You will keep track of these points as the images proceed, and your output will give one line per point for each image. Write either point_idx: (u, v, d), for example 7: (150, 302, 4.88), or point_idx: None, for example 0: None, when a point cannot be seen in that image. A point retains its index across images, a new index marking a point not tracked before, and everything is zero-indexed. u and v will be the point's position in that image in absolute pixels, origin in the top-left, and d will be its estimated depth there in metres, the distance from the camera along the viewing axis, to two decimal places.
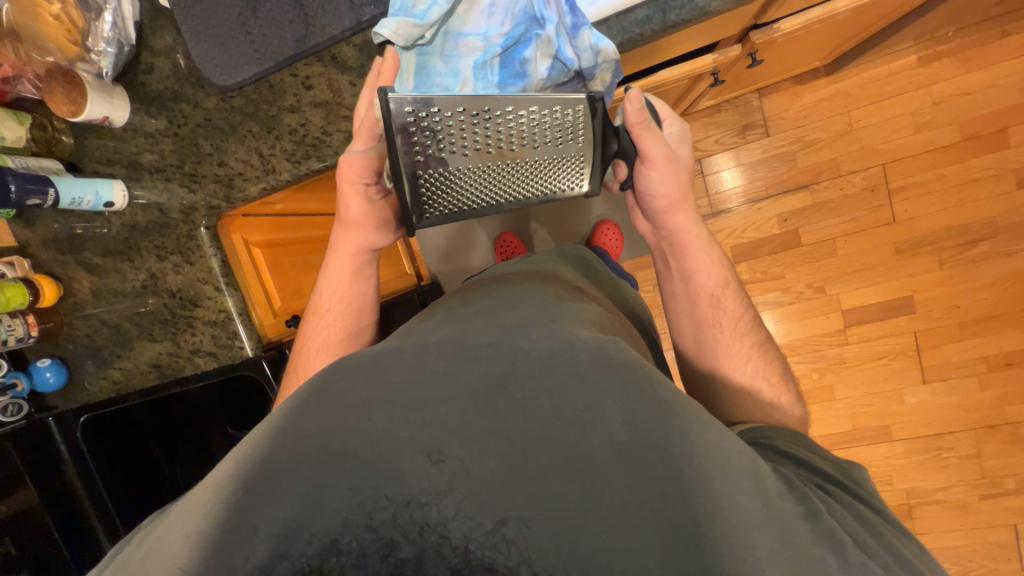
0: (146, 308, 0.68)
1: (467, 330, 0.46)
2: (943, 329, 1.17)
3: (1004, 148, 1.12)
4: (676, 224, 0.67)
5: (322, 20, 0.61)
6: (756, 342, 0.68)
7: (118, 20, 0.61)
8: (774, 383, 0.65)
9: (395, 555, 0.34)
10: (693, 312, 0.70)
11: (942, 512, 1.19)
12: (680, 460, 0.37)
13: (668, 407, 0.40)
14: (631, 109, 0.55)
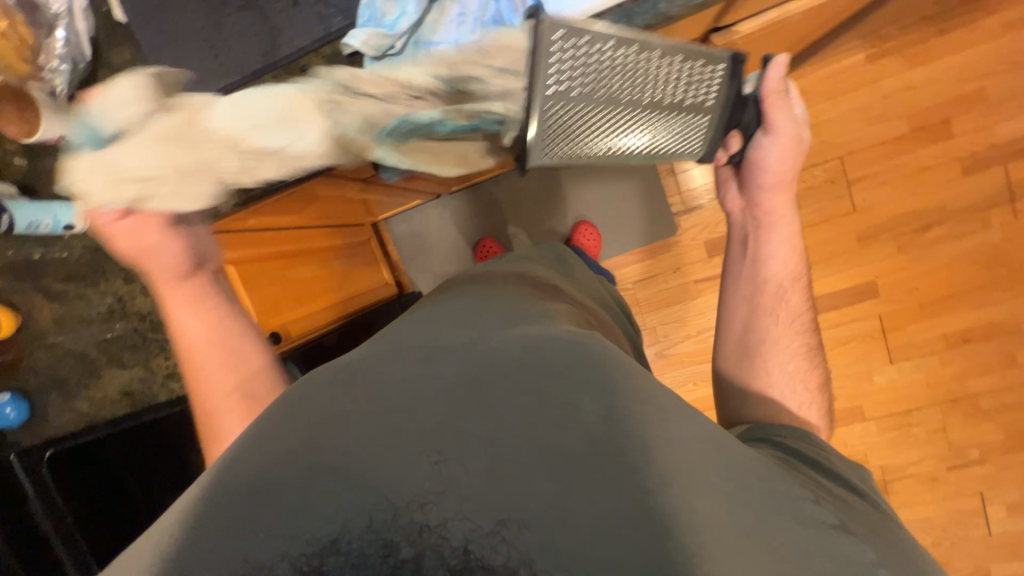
0: (113, 333, 0.71)
1: (446, 335, 0.44)
2: (903, 310, 1.18)
3: (949, 139, 1.13)
4: (770, 206, 0.67)
5: (288, 32, 0.55)
6: (803, 345, 0.64)
7: (71, 36, 0.60)
8: (810, 389, 0.61)
9: (396, 555, 0.29)
10: (752, 300, 0.67)
11: (914, 484, 1.21)
12: (681, 448, 0.33)
13: (646, 398, 0.35)
14: (772, 76, 0.58)
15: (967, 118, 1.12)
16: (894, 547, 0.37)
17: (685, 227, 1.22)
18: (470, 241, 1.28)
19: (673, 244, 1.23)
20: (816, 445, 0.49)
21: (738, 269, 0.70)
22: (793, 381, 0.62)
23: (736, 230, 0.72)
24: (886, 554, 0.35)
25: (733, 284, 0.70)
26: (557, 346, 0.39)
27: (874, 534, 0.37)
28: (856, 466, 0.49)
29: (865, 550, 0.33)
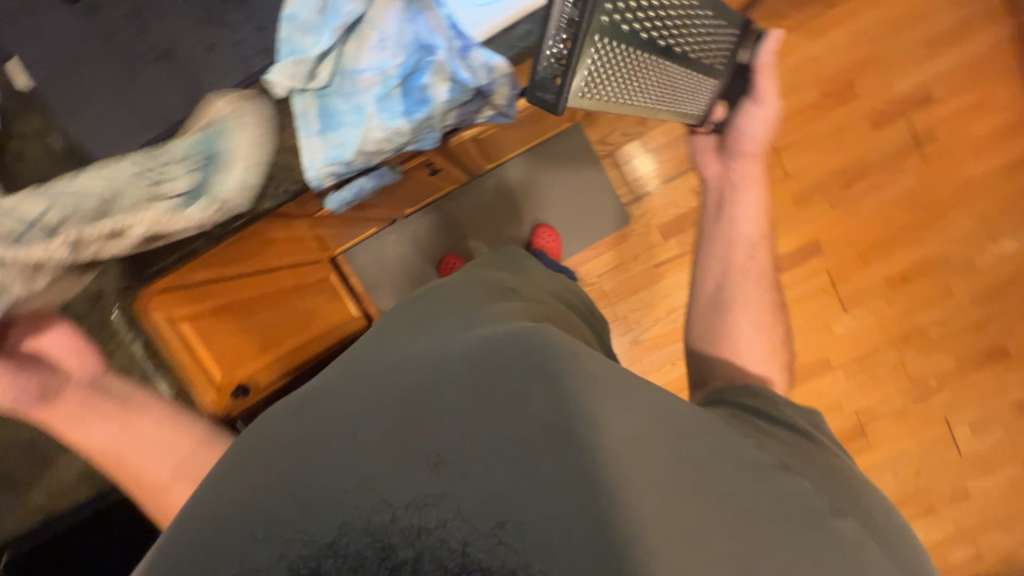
0: None
1: (407, 351, 0.45)
2: (847, 261, 1.26)
3: (856, 99, 1.23)
4: (742, 172, 0.75)
5: (208, 77, 0.54)
6: (770, 301, 0.69)
7: None
8: (774, 343, 0.65)
9: (395, 556, 0.30)
10: (726, 257, 0.71)
11: (888, 421, 1.28)
12: (639, 417, 0.36)
13: (591, 375, 0.37)
14: (766, 47, 0.68)
15: (867, 79, 1.23)
16: (830, 475, 0.42)
17: (637, 215, 1.26)
18: (432, 261, 1.27)
19: (629, 234, 1.27)
20: (771, 402, 0.52)
21: (713, 231, 0.74)
22: (759, 336, 0.66)
23: (715, 196, 0.77)
24: (825, 481, 0.40)
25: (707, 251, 0.73)
26: (511, 341, 0.40)
27: (816, 471, 0.42)
28: (812, 415, 0.53)
29: (804, 483, 0.38)
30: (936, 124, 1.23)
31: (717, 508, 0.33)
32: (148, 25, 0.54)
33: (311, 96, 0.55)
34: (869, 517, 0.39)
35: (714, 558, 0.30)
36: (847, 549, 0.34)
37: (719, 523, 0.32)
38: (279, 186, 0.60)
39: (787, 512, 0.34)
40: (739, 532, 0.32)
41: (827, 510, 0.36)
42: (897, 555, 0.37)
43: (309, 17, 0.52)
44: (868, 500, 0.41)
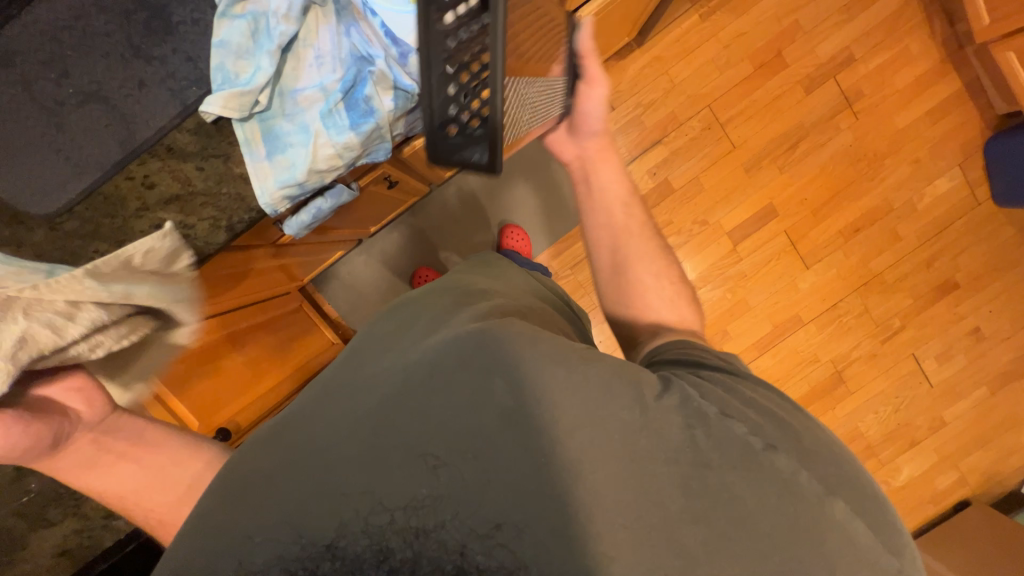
0: (30, 494, 0.59)
1: (375, 367, 0.49)
2: (802, 220, 1.32)
3: (786, 67, 1.30)
4: (590, 147, 0.73)
5: (142, 114, 0.52)
6: (659, 245, 0.70)
7: None
8: (676, 282, 0.67)
9: (393, 558, 0.36)
10: (609, 227, 0.70)
11: (862, 365, 1.35)
12: (585, 399, 0.42)
13: (538, 366, 0.42)
14: (584, 37, 0.63)
15: (794, 46, 1.29)
16: (779, 413, 0.44)
17: None
18: (404, 276, 1.26)
19: None
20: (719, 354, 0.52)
21: (588, 203, 0.73)
22: (661, 282, 0.67)
23: (576, 173, 0.75)
24: (772, 424, 0.43)
25: (590, 223, 0.72)
26: (469, 343, 0.44)
27: (760, 402, 0.44)
28: (726, 357, 0.52)
29: (741, 424, 0.42)
30: (861, 82, 1.31)
31: (653, 464, 0.40)
32: (70, 68, 0.52)
33: (253, 121, 0.54)
34: (808, 443, 0.42)
35: (647, 506, 0.40)
36: (773, 475, 0.40)
37: (656, 473, 0.40)
38: (233, 217, 0.58)
39: (717, 455, 0.40)
40: (669, 480, 0.40)
41: (762, 444, 0.41)
42: (830, 470, 0.41)
43: (242, 40, 0.50)
44: (808, 423, 0.44)
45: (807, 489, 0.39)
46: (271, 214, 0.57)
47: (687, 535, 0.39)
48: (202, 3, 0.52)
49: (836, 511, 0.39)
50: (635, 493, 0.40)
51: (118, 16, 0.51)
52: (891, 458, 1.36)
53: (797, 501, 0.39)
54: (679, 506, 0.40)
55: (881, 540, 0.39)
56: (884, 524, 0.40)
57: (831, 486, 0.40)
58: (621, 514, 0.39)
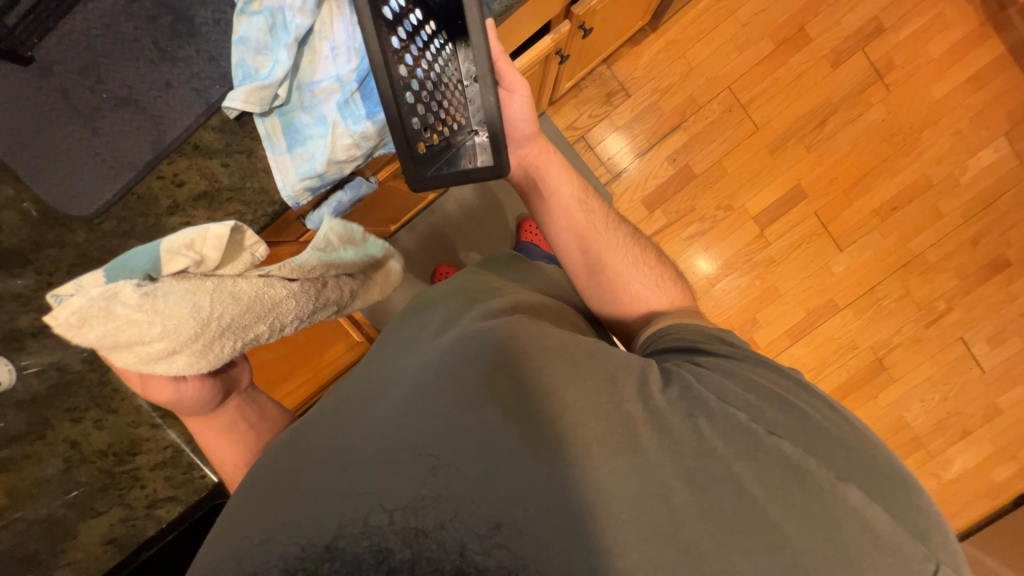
0: (80, 484, 0.63)
1: (383, 369, 0.50)
2: (833, 200, 1.27)
3: (810, 42, 1.25)
4: (534, 154, 0.68)
5: (171, 113, 0.54)
6: (627, 233, 0.68)
7: (199, 259, 0.40)
8: (653, 265, 0.66)
9: (393, 558, 0.32)
10: (572, 227, 0.67)
11: (905, 351, 1.28)
12: (589, 391, 0.42)
13: (546, 359, 0.44)
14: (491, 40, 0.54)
15: (818, 21, 1.24)
16: (784, 401, 0.42)
17: (619, 193, 1.28)
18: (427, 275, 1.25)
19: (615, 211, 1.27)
20: (723, 336, 0.51)
21: (545, 212, 0.69)
22: (640, 268, 0.65)
23: (521, 182, 0.70)
24: (775, 409, 0.42)
25: (554, 232, 0.69)
26: (479, 340, 0.45)
27: (762, 386, 0.43)
28: (716, 332, 0.52)
29: (741, 410, 0.41)
30: (892, 52, 1.25)
31: (657, 455, 0.39)
32: (104, 74, 0.54)
33: (274, 117, 0.56)
34: (815, 425, 0.41)
35: (653, 497, 0.37)
36: (779, 461, 0.38)
37: (662, 465, 0.38)
38: (257, 211, 0.60)
39: (722, 443, 0.39)
40: (673, 471, 0.38)
41: (764, 429, 0.40)
42: (839, 453, 0.39)
43: (259, 36, 0.52)
44: (824, 410, 0.42)
45: (816, 474, 0.38)
46: (294, 206, 0.59)
47: (696, 530, 0.36)
48: (223, 3, 0.54)
49: (849, 495, 0.37)
50: (644, 485, 0.38)
51: (146, 20, 0.54)
52: (941, 449, 1.28)
53: (808, 488, 0.37)
54: (683, 500, 0.37)
55: (904, 525, 0.37)
56: (908, 510, 0.38)
57: (839, 470, 0.38)
58: (630, 514, 0.37)
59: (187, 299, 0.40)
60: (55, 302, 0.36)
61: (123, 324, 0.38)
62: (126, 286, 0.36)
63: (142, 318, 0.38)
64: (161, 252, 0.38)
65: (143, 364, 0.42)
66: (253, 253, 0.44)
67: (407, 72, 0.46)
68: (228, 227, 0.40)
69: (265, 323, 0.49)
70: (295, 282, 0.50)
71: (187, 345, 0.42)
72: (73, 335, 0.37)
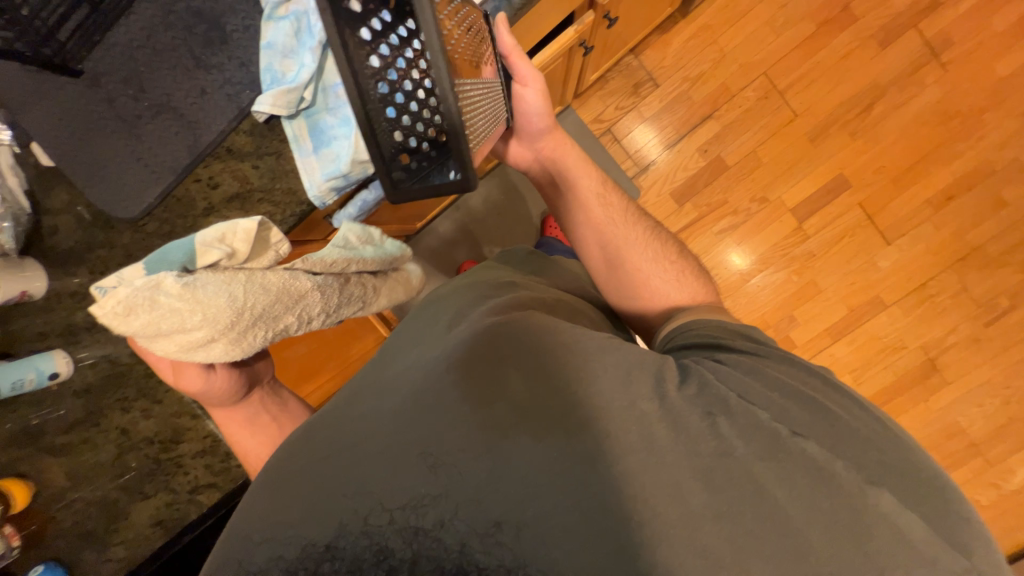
0: (130, 469, 0.67)
1: (394, 362, 0.51)
2: (879, 190, 1.19)
3: (855, 21, 1.17)
4: (553, 147, 0.67)
5: (205, 119, 0.57)
6: (647, 227, 0.66)
7: (230, 252, 0.42)
8: (674, 261, 0.63)
9: (393, 557, 0.35)
10: (590, 222, 0.66)
11: (960, 352, 1.19)
12: (603, 387, 0.41)
13: (561, 353, 0.43)
14: (501, 36, 0.54)
15: None
16: (810, 400, 0.40)
17: (646, 186, 1.24)
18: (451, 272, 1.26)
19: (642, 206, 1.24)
20: (746, 332, 0.49)
21: (564, 206, 0.68)
22: (660, 263, 0.63)
23: (538, 176, 0.70)
24: (800, 409, 0.39)
25: (573, 226, 0.68)
26: (490, 334, 0.45)
27: (787, 385, 0.41)
28: (740, 328, 0.50)
29: (764, 410, 0.39)
30: (950, 28, 1.15)
31: (673, 456, 0.37)
32: (144, 83, 0.57)
33: (301, 119, 0.57)
34: (844, 425, 0.39)
35: (669, 497, 0.36)
36: (804, 463, 0.36)
37: (678, 465, 0.37)
38: (285, 211, 0.61)
39: (742, 443, 0.38)
40: (689, 471, 0.37)
41: (788, 429, 0.38)
42: (870, 456, 0.37)
43: (286, 40, 0.54)
44: (853, 409, 0.40)
45: (843, 478, 0.36)
46: (320, 206, 0.60)
47: (712, 533, 0.35)
48: (252, 11, 0.56)
49: (882, 502, 0.35)
50: (658, 486, 0.37)
51: (182, 30, 0.56)
52: (1001, 458, 1.18)
53: (835, 493, 0.35)
54: (701, 501, 0.36)
55: (940, 535, 0.35)
56: (945, 517, 0.35)
57: (868, 474, 0.36)
58: (645, 511, 0.36)
59: (223, 289, 0.42)
60: (101, 292, 0.39)
61: (165, 313, 0.39)
62: (168, 276, 0.39)
63: (183, 306, 0.40)
64: (195, 244, 0.41)
65: (183, 351, 0.44)
66: (278, 248, 0.46)
67: (388, 87, 0.45)
68: (256, 221, 0.43)
69: (295, 313, 0.50)
70: (317, 275, 0.52)
71: (224, 333, 0.44)
72: (118, 322, 0.38)
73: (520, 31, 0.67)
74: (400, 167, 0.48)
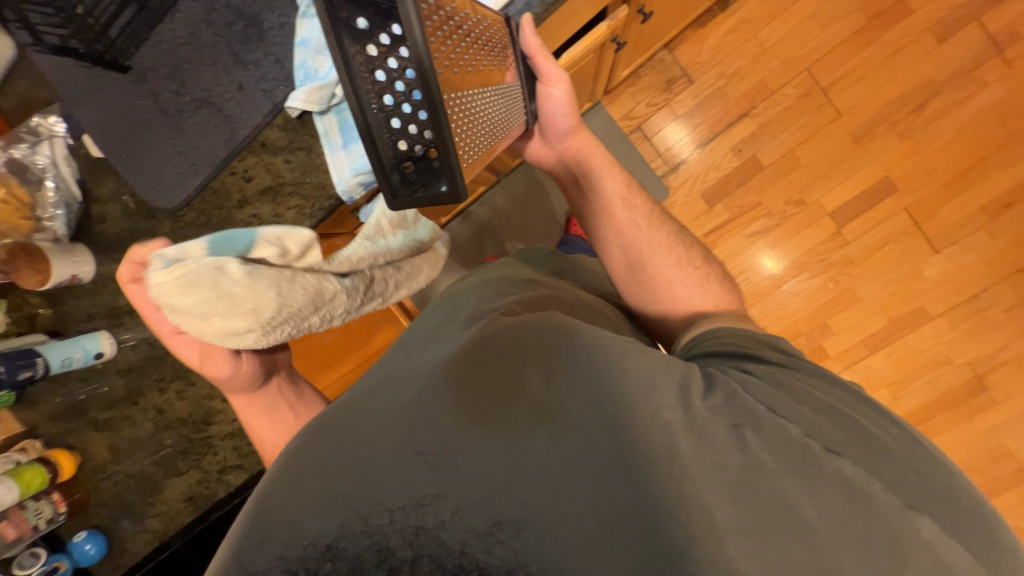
0: (166, 446, 0.72)
1: (410, 356, 0.51)
2: (929, 194, 1.12)
3: (910, 13, 1.10)
4: (579, 145, 0.66)
5: (241, 113, 0.59)
6: (673, 231, 0.64)
7: (281, 248, 0.45)
8: (699, 266, 0.61)
9: (393, 558, 0.30)
10: (614, 224, 0.64)
11: (1012, 370, 1.11)
12: (623, 393, 0.40)
13: (581, 352, 0.42)
14: (526, 36, 0.53)
15: None
16: (843, 416, 0.38)
17: (676, 186, 1.21)
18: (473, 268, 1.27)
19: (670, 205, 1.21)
20: (774, 343, 0.47)
21: (587, 205, 0.67)
22: (684, 268, 0.61)
23: (564, 174, 0.69)
24: (833, 425, 0.38)
25: (595, 227, 0.67)
26: (509, 334, 0.44)
27: (819, 399, 0.39)
28: (767, 338, 0.48)
29: (795, 424, 0.38)
30: (1017, 21, 1.07)
31: (698, 468, 0.36)
32: (186, 78, 0.59)
33: (332, 115, 0.58)
34: (881, 445, 0.37)
35: (691, 509, 0.35)
36: (837, 482, 0.35)
37: (701, 477, 0.36)
38: (314, 205, 0.64)
39: (771, 458, 0.36)
40: (714, 485, 0.36)
41: (821, 446, 0.36)
42: (909, 479, 0.35)
43: (319, 36, 0.55)
44: (890, 428, 0.38)
45: (880, 500, 0.34)
46: (348, 200, 0.61)
47: (737, 550, 0.34)
48: (288, 7, 0.57)
49: (921, 528, 0.33)
50: (680, 497, 0.36)
51: (222, 26, 0.58)
52: None
53: (871, 515, 0.34)
54: (726, 516, 0.35)
55: (982, 566, 0.33)
56: (985, 546, 0.34)
57: (906, 497, 0.35)
58: (661, 521, 0.35)
59: (273, 281, 0.44)
60: (162, 261, 0.41)
61: (217, 295, 0.41)
62: (233, 262, 0.41)
63: (234, 292, 0.42)
64: (258, 237, 0.43)
65: (214, 337, 0.46)
66: (314, 257, 0.48)
67: (391, 98, 0.44)
68: (312, 235, 0.47)
69: (321, 315, 0.51)
70: (346, 277, 0.53)
71: (256, 326, 0.45)
72: (169, 296, 0.41)
73: (550, 26, 0.66)
74: (402, 175, 0.46)
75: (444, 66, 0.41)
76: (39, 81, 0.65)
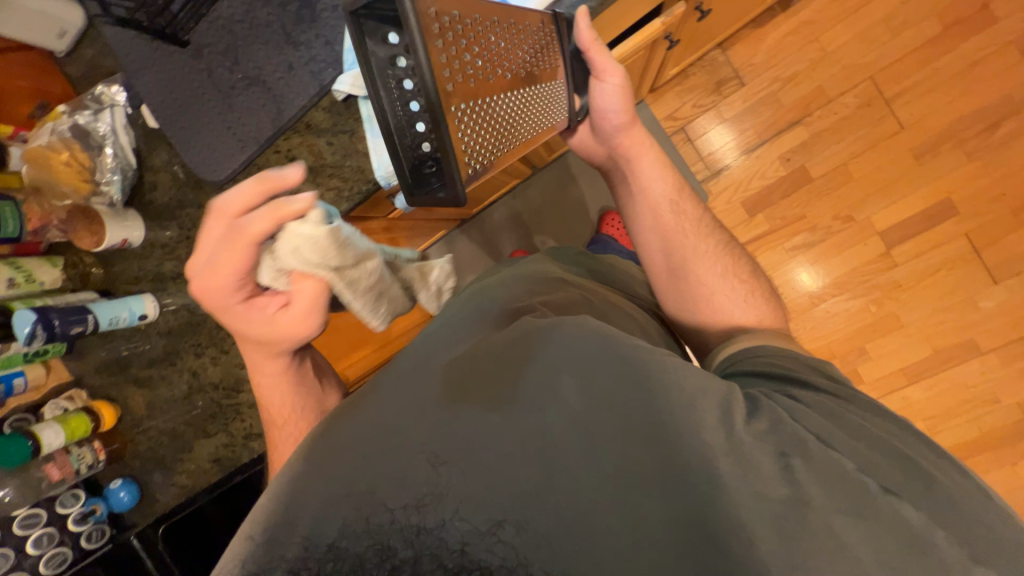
0: (197, 408, 0.74)
1: (437, 348, 0.51)
2: (995, 221, 1.04)
3: (993, 24, 1.02)
4: (627, 143, 0.64)
5: (289, 94, 0.60)
6: (721, 240, 0.62)
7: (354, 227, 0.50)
8: (745, 279, 0.59)
9: (395, 557, 0.34)
10: (658, 228, 0.63)
11: None
12: (660, 409, 0.39)
13: (621, 361, 0.41)
14: (581, 30, 0.53)
15: None
16: (902, 455, 0.36)
17: (716, 192, 1.16)
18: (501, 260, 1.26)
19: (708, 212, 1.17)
20: (822, 368, 0.44)
21: (631, 207, 0.66)
22: (730, 280, 0.59)
23: (612, 172, 0.68)
24: (891, 463, 0.36)
25: (637, 230, 0.65)
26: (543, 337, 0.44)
27: (873, 435, 0.38)
28: (813, 362, 0.46)
29: (849, 459, 0.36)
30: None
31: (739, 496, 0.35)
32: (239, 56, 0.60)
33: None
34: (942, 490, 0.35)
35: (728, 536, 0.34)
36: (895, 525, 0.33)
37: (743, 505, 0.35)
38: (353, 188, 0.63)
39: (820, 493, 0.35)
40: (757, 515, 0.34)
41: (877, 485, 0.35)
42: (974, 530, 0.33)
43: None
44: (952, 471, 0.36)
45: (943, 550, 0.32)
46: (386, 186, 0.62)
47: None
48: None
49: None
50: (719, 523, 0.35)
51: (276, 7, 0.59)
52: None
53: (932, 566, 0.32)
54: (769, 548, 0.33)
55: None
56: None
57: (969, 548, 0.33)
58: (687, 545, 0.35)
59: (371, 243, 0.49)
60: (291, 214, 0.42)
61: (355, 244, 0.44)
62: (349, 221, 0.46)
63: (357, 243, 0.45)
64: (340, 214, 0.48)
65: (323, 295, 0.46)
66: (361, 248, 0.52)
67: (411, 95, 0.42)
68: None
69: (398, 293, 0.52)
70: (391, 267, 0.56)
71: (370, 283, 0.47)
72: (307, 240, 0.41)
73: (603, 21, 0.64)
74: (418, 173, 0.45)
75: (451, 66, 0.38)
76: (104, 52, 0.69)
